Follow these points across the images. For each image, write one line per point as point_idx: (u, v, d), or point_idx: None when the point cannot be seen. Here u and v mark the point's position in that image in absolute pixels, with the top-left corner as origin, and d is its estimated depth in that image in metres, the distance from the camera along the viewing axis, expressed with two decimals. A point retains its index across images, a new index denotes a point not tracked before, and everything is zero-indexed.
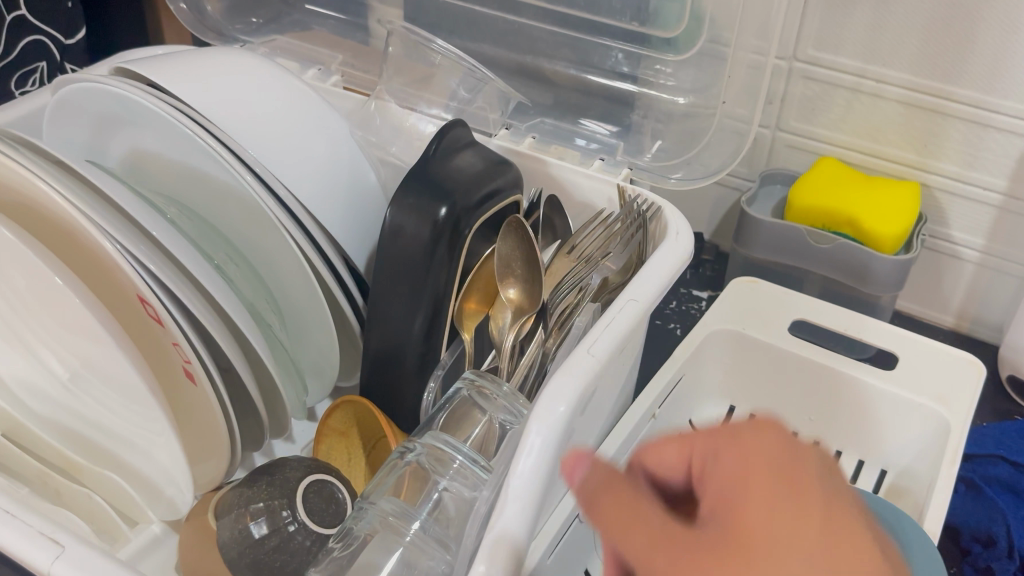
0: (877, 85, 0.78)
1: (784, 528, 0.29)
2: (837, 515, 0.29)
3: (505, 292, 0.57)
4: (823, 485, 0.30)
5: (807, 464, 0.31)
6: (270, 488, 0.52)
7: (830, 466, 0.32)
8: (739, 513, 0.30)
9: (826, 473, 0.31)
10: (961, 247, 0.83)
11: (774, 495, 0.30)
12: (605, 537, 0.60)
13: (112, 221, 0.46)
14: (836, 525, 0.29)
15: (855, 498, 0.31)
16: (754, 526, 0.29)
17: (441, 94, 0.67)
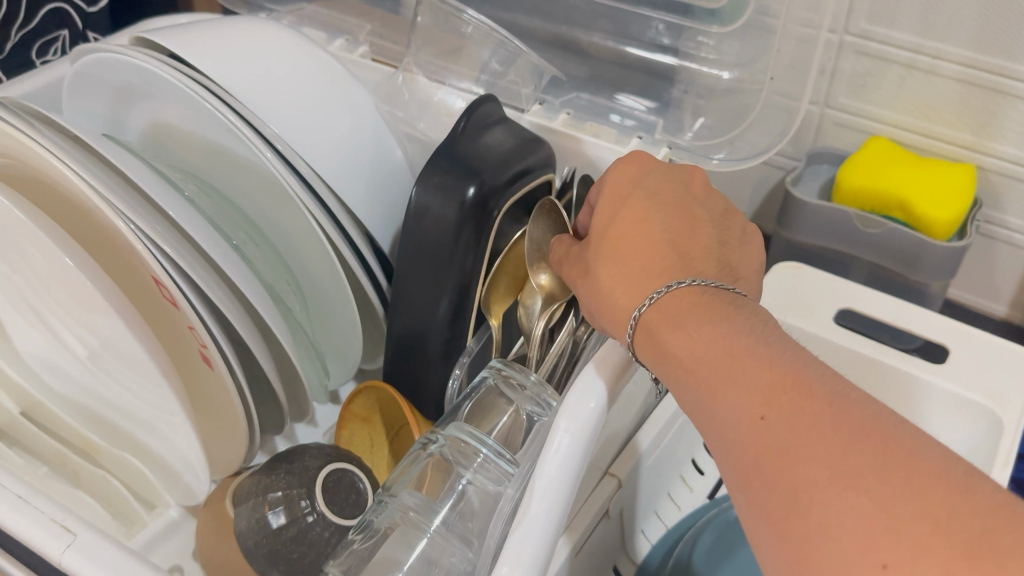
0: (933, 62, 0.73)
1: (610, 210, 0.47)
2: (644, 200, 0.46)
3: (536, 278, 0.54)
4: (650, 184, 0.48)
5: (642, 177, 0.48)
6: (289, 476, 0.50)
7: (671, 176, 0.49)
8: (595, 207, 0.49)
9: (654, 190, 0.47)
10: (1016, 234, 0.79)
11: (611, 203, 0.47)
12: (635, 534, 0.57)
13: (127, 199, 0.44)
14: (642, 205, 0.46)
15: (678, 194, 0.47)
16: (596, 214, 0.48)
17: (472, 67, 0.64)
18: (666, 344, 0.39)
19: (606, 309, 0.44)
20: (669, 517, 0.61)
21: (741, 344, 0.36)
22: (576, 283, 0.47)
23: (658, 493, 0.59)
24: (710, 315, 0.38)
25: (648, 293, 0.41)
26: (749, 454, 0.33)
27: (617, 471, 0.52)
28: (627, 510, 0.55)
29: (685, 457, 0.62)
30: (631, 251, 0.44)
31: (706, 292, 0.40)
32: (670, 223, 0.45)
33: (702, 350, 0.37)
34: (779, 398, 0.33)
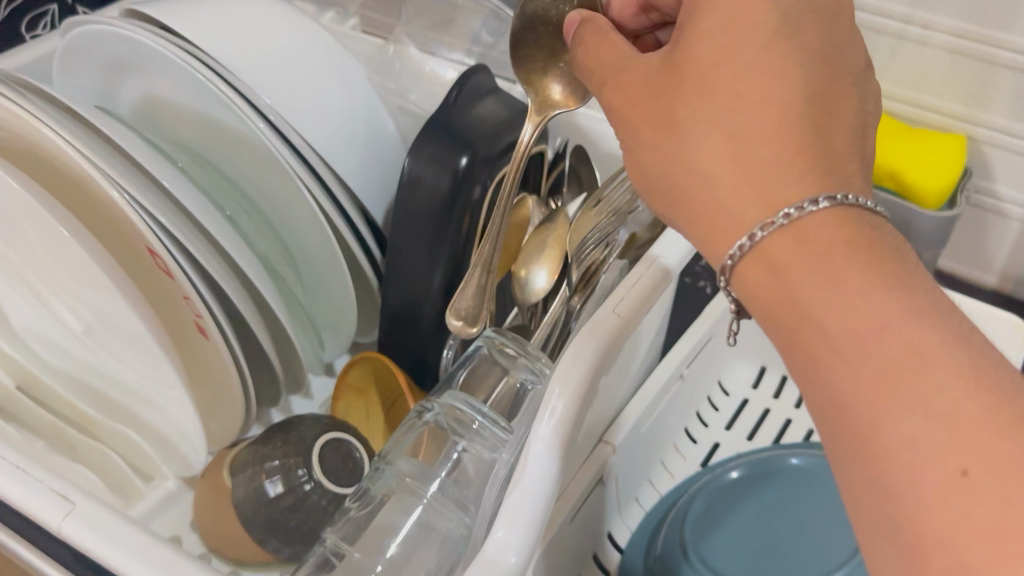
0: (924, 32, 0.73)
1: (717, 46, 0.34)
2: (771, 46, 0.34)
3: (551, 91, 0.50)
4: (782, 11, 0.34)
5: (772, 2, 0.34)
6: (285, 445, 0.50)
7: (812, 1, 0.35)
8: (689, 39, 0.35)
9: (791, 37, 0.34)
10: (1006, 204, 0.79)
11: (726, 48, 0.34)
12: (628, 501, 0.58)
13: (124, 171, 0.45)
14: (771, 53, 0.34)
15: (815, 32, 0.35)
16: (697, 46, 0.35)
17: (462, 38, 0.65)
18: (804, 295, 0.29)
19: (694, 197, 0.34)
20: (663, 486, 0.61)
21: (933, 347, 0.27)
22: (643, 137, 0.36)
23: (651, 462, 0.60)
24: (878, 270, 0.28)
25: (784, 207, 0.30)
26: (929, 516, 0.26)
27: (610, 438, 0.52)
28: (621, 478, 0.56)
29: (679, 426, 0.63)
30: (752, 118, 0.32)
31: (866, 232, 0.30)
32: (808, 89, 0.33)
33: (877, 346, 0.27)
34: (989, 454, 0.25)
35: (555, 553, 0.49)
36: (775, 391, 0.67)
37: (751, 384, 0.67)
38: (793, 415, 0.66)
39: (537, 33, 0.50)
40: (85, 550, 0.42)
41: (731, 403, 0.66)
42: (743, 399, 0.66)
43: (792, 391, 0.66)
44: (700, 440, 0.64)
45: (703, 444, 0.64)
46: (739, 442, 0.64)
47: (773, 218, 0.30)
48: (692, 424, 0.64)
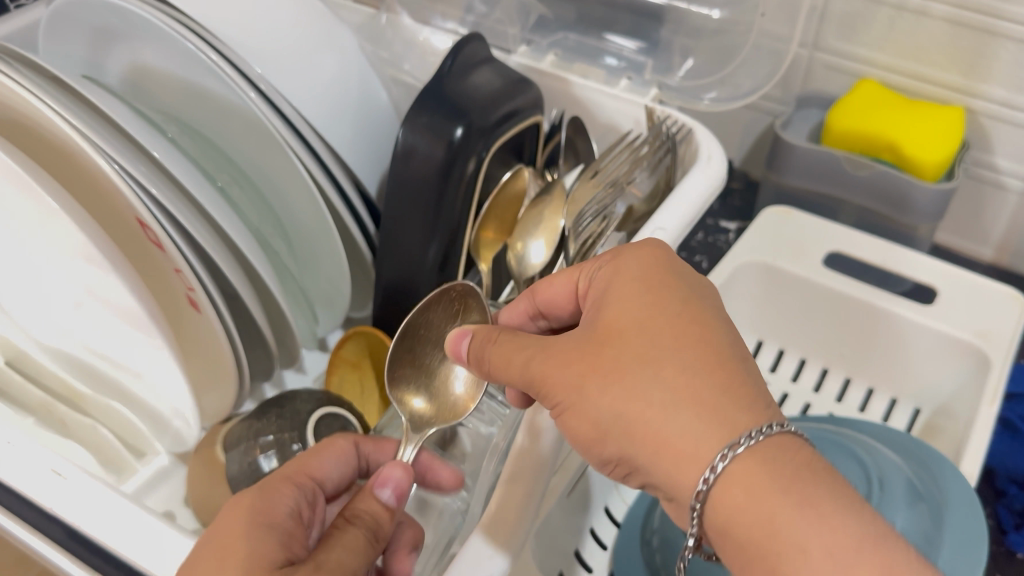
0: (922, 3, 0.70)
1: (647, 313, 0.37)
2: (688, 303, 0.37)
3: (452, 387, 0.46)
4: (688, 286, 0.39)
5: (674, 274, 0.39)
6: (281, 420, 0.50)
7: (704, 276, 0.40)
8: (621, 305, 0.38)
9: (704, 296, 0.38)
10: (1005, 176, 0.76)
11: (653, 301, 0.37)
12: (625, 475, 0.58)
13: (109, 139, 0.44)
14: (689, 312, 0.37)
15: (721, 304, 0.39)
16: (625, 309, 0.37)
17: (456, 7, 0.65)
18: (787, 524, 0.31)
19: (646, 432, 0.34)
20: None
21: (896, 562, 0.30)
22: (591, 386, 0.35)
23: None
24: (834, 500, 0.31)
25: (738, 437, 0.32)
26: None
27: None
28: None
29: None
30: (693, 366, 0.34)
31: (814, 465, 0.32)
32: (729, 341, 0.36)
33: (850, 559, 0.30)
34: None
35: (551, 527, 0.49)
36: (791, 375, 0.68)
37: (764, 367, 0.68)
38: (809, 398, 0.66)
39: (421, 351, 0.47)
40: (78, 526, 0.42)
41: None
42: None
43: (810, 374, 0.68)
44: None
45: None
46: None
47: (731, 447, 0.32)
48: None
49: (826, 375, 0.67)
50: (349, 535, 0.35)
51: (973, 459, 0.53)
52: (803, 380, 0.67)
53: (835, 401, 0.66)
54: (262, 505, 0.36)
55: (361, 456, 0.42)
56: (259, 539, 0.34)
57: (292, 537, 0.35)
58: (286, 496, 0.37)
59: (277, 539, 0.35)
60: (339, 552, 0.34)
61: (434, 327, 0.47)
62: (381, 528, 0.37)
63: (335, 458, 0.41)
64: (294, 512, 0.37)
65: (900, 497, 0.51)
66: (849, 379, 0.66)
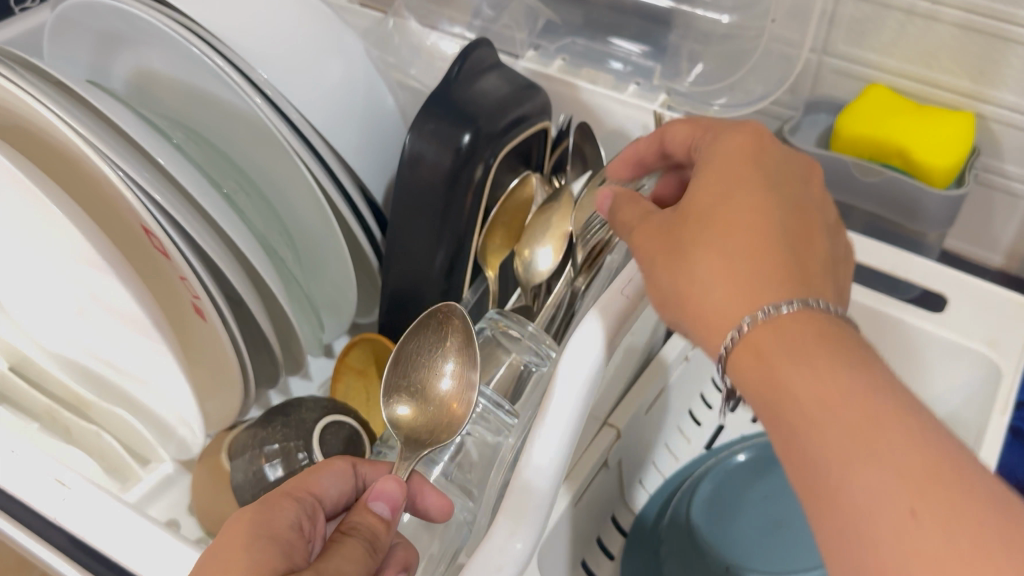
0: (932, 7, 0.69)
1: (719, 193, 0.38)
2: (765, 189, 0.38)
3: (444, 397, 0.45)
4: (771, 172, 0.39)
5: (758, 161, 0.39)
6: (286, 429, 0.49)
7: (791, 167, 0.40)
8: (694, 189, 0.39)
9: (783, 182, 0.39)
10: (1014, 182, 0.76)
11: (726, 181, 0.38)
12: (633, 484, 0.57)
13: (114, 144, 0.43)
14: (761, 194, 0.37)
15: (801, 194, 0.39)
16: (700, 191, 0.39)
17: (464, 12, 0.65)
18: (786, 376, 0.31)
19: (689, 298, 0.36)
20: (669, 468, 0.60)
21: (887, 412, 0.29)
22: (657, 264, 0.38)
23: (655, 442, 0.58)
24: (848, 359, 0.31)
25: (764, 305, 0.33)
26: (885, 554, 0.27)
27: (616, 421, 0.51)
28: (626, 461, 0.55)
29: (682, 408, 0.61)
30: (740, 246, 0.35)
31: (842, 335, 0.32)
32: (789, 225, 0.37)
33: (838, 406, 0.29)
34: (931, 488, 0.27)
35: (562, 539, 0.48)
36: None
37: None
38: None
39: (415, 374, 0.46)
40: (83, 537, 0.42)
41: None
42: None
43: None
44: (704, 422, 0.62)
45: (707, 427, 0.62)
46: (743, 421, 0.63)
47: (760, 310, 0.33)
48: (697, 406, 0.63)
49: None
50: (347, 547, 0.34)
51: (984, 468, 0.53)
52: None
53: None
54: (263, 518, 0.34)
55: (360, 478, 0.40)
56: (262, 551, 0.32)
57: (294, 549, 0.34)
58: (288, 510, 0.35)
59: (279, 551, 0.33)
60: (339, 561, 0.33)
61: (423, 351, 0.47)
62: (379, 539, 0.36)
63: (334, 475, 0.38)
64: (297, 525, 0.35)
65: None
66: None
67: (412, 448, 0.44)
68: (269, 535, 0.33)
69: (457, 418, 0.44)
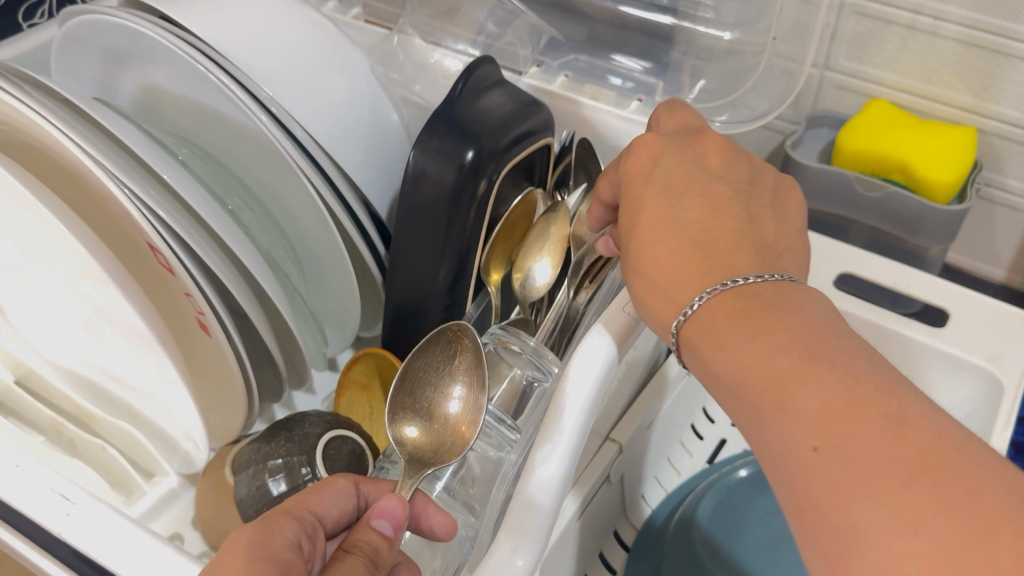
0: (934, 23, 0.70)
1: (632, 217, 0.42)
2: (666, 194, 0.42)
3: (452, 420, 0.45)
4: (666, 179, 0.42)
5: (653, 169, 0.44)
6: (289, 444, 0.49)
7: (684, 159, 0.43)
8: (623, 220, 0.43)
9: (677, 179, 0.42)
10: (1016, 197, 0.76)
11: (635, 206, 0.42)
12: (635, 501, 0.57)
13: (120, 162, 0.43)
14: (665, 203, 0.41)
15: (696, 184, 0.42)
16: (625, 221, 0.43)
17: (468, 28, 0.64)
18: (708, 361, 0.35)
19: (642, 315, 0.40)
20: (670, 482, 0.60)
21: (788, 371, 0.31)
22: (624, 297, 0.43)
23: (658, 458, 0.59)
24: (749, 331, 0.34)
25: (682, 303, 0.37)
26: (803, 487, 0.30)
27: (618, 437, 0.52)
28: (629, 476, 0.55)
29: (684, 422, 0.62)
30: (654, 259, 0.40)
31: (745, 298, 0.35)
32: (695, 217, 0.40)
33: (745, 376, 0.33)
34: (832, 426, 0.29)
35: (565, 554, 0.49)
36: None
37: None
38: None
39: (420, 395, 0.47)
40: (86, 552, 0.42)
41: None
42: None
43: None
44: (706, 437, 0.63)
45: (710, 441, 0.63)
46: (746, 435, 0.62)
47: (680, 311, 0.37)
48: (700, 420, 0.63)
49: None
50: (349, 565, 0.34)
51: None
52: None
53: None
54: (262, 538, 0.34)
55: (362, 496, 0.41)
56: (261, 569, 0.32)
57: (293, 569, 0.34)
58: (287, 530, 0.35)
59: (278, 569, 0.33)
60: None
61: (431, 371, 0.48)
62: (380, 557, 0.36)
63: (336, 495, 0.39)
64: (296, 546, 0.35)
65: None
66: None
67: (415, 467, 0.44)
68: (268, 554, 0.33)
69: (464, 440, 0.44)
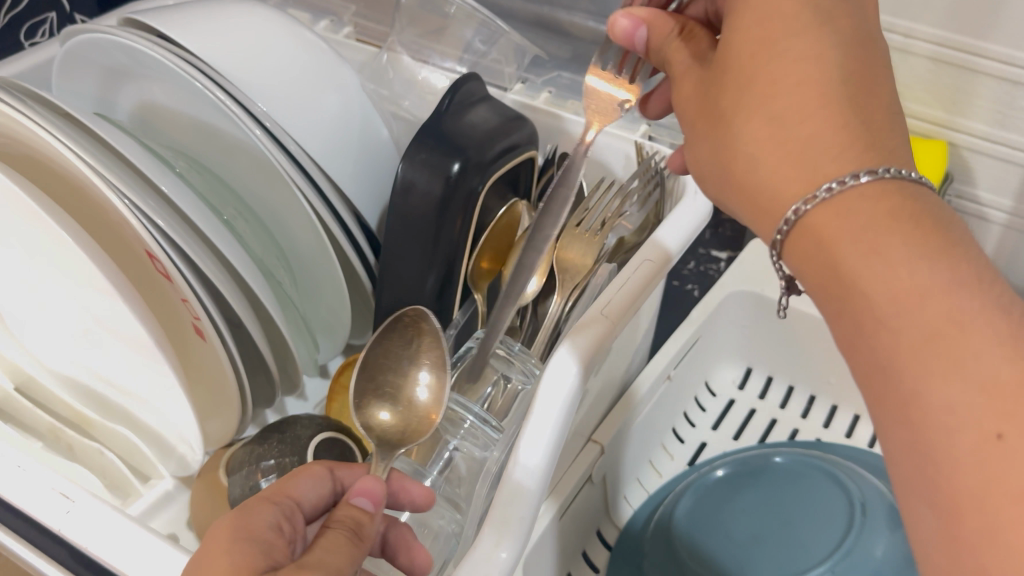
0: (905, 40, 0.72)
1: (757, 41, 0.38)
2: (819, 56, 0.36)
3: (417, 402, 0.48)
4: (818, 28, 0.37)
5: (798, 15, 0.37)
6: (281, 445, 0.51)
7: (835, 16, 0.38)
8: (733, 46, 0.38)
9: (831, 36, 0.37)
10: (987, 208, 0.78)
11: (764, 43, 0.37)
12: (617, 500, 0.59)
13: (120, 173, 0.45)
14: (807, 37, 0.37)
15: (849, 42, 0.37)
16: (740, 42, 0.38)
17: (454, 46, 0.67)
18: (851, 260, 0.32)
19: (740, 169, 0.38)
20: (652, 484, 0.62)
21: (971, 315, 0.29)
22: (700, 136, 0.40)
23: (639, 459, 0.61)
24: (916, 240, 0.31)
25: (828, 183, 0.34)
26: (964, 476, 0.28)
27: (600, 438, 0.54)
28: (610, 477, 0.57)
29: (666, 426, 0.64)
30: (791, 116, 0.36)
31: (911, 214, 0.32)
32: (845, 82, 0.36)
33: (914, 303, 0.30)
34: (1020, 410, 0.27)
35: (548, 551, 0.50)
36: (760, 392, 0.69)
37: (736, 386, 0.69)
38: (798, 424, 0.66)
39: (384, 379, 0.49)
40: (84, 548, 0.43)
41: (718, 404, 0.68)
42: (729, 400, 0.68)
43: (797, 402, 0.68)
44: (687, 440, 0.65)
45: (690, 445, 0.65)
46: (725, 440, 0.65)
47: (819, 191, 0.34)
48: (680, 424, 0.65)
49: (813, 403, 0.68)
50: (329, 538, 0.36)
51: None
52: (791, 407, 0.68)
53: (822, 427, 0.66)
54: (241, 521, 0.36)
55: (338, 482, 0.43)
56: (241, 550, 0.34)
57: (275, 547, 0.36)
58: (266, 513, 0.37)
59: (258, 550, 0.35)
60: (321, 552, 0.35)
61: (394, 356, 0.49)
62: (363, 528, 0.38)
63: (311, 480, 0.41)
64: (276, 526, 0.37)
65: (884, 522, 0.52)
66: (836, 406, 0.67)
67: (387, 450, 0.46)
68: (248, 535, 0.35)
69: (432, 422, 0.47)
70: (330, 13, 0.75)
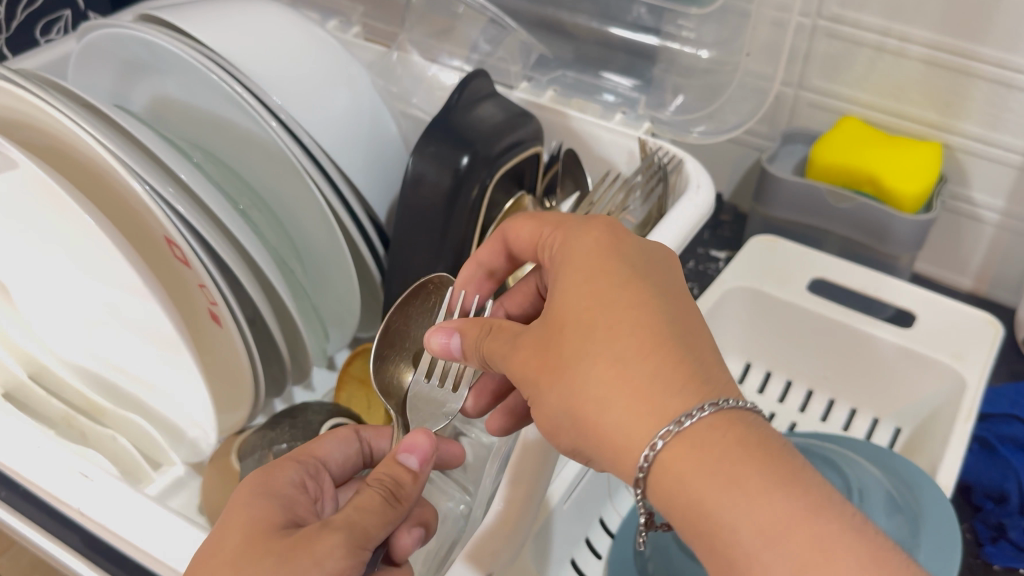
0: (900, 44, 0.74)
1: (587, 296, 0.36)
2: (642, 296, 0.35)
3: None
4: (629, 266, 0.37)
5: (613, 262, 0.37)
6: (293, 429, 0.52)
7: (647, 258, 0.38)
8: (561, 298, 0.37)
9: (648, 272, 0.37)
10: (980, 209, 0.79)
11: (586, 284, 0.36)
12: (619, 487, 0.61)
13: (141, 161, 0.47)
14: (628, 289, 0.36)
15: (661, 283, 0.37)
16: (567, 295, 0.36)
17: (462, 46, 0.69)
18: (710, 501, 0.30)
19: (588, 416, 0.34)
20: None
21: (831, 542, 0.29)
22: (544, 387, 0.36)
23: None
24: (768, 468, 0.30)
25: (675, 419, 0.31)
26: None
27: None
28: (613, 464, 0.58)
29: None
30: (630, 348, 0.33)
31: (756, 442, 0.31)
32: (672, 316, 0.35)
33: (773, 533, 0.29)
34: None
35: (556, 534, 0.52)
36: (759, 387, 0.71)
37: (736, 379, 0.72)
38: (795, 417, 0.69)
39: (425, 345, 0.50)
40: (104, 525, 0.44)
41: None
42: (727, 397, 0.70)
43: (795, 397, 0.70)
44: None
45: None
46: None
47: (673, 423, 0.31)
48: None
49: (811, 396, 0.70)
50: (365, 496, 0.38)
51: (947, 471, 0.55)
52: (790, 401, 0.70)
53: (819, 420, 0.69)
54: (262, 480, 0.39)
55: (363, 441, 0.46)
56: (262, 504, 0.37)
57: (295, 502, 0.39)
58: (289, 471, 0.41)
59: (279, 504, 0.38)
60: (351, 511, 0.37)
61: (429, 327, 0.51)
62: (402, 490, 0.39)
63: (337, 441, 0.45)
64: (298, 484, 0.40)
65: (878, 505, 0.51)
66: (833, 400, 0.70)
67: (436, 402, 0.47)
68: (267, 493, 0.38)
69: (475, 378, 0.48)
70: (339, 13, 0.76)
